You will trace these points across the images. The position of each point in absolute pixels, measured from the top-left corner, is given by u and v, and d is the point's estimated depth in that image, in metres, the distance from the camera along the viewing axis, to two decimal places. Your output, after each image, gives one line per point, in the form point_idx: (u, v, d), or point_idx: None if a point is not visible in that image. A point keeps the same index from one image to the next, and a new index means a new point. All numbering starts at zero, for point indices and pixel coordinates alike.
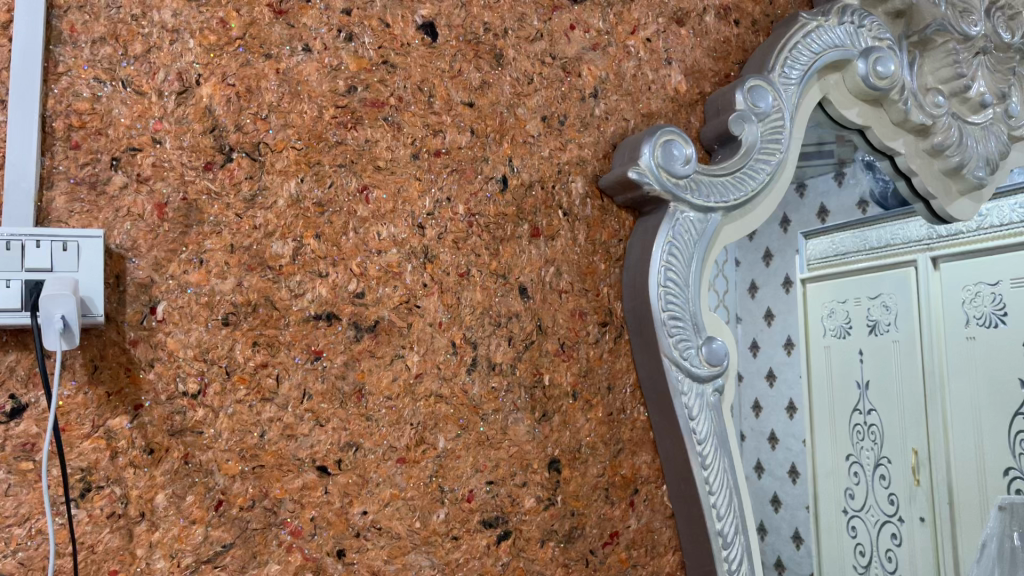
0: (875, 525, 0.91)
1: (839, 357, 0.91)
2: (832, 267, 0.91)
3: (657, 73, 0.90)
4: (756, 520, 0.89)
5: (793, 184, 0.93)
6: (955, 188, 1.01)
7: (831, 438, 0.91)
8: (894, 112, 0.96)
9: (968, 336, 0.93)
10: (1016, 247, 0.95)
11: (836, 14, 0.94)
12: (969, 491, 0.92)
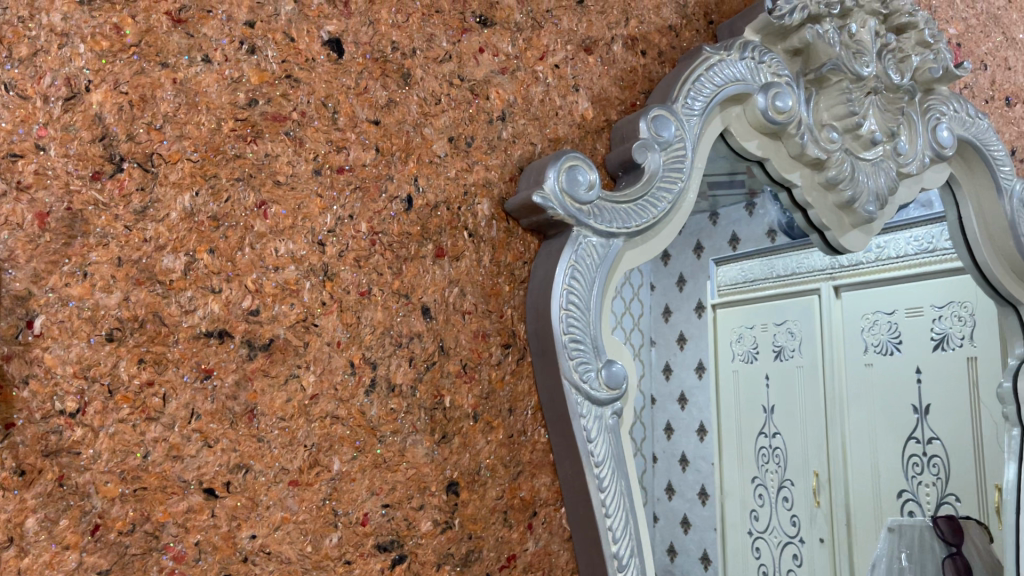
0: (778, 545, 0.97)
1: (746, 381, 0.97)
2: (741, 293, 0.97)
3: (564, 99, 0.91)
4: (666, 542, 0.89)
5: (706, 213, 0.95)
6: (847, 222, 1.05)
7: (739, 461, 0.95)
8: (792, 146, 0.99)
9: (865, 362, 1.06)
10: (909, 281, 1.09)
11: (738, 49, 0.97)
12: (864, 506, 1.04)
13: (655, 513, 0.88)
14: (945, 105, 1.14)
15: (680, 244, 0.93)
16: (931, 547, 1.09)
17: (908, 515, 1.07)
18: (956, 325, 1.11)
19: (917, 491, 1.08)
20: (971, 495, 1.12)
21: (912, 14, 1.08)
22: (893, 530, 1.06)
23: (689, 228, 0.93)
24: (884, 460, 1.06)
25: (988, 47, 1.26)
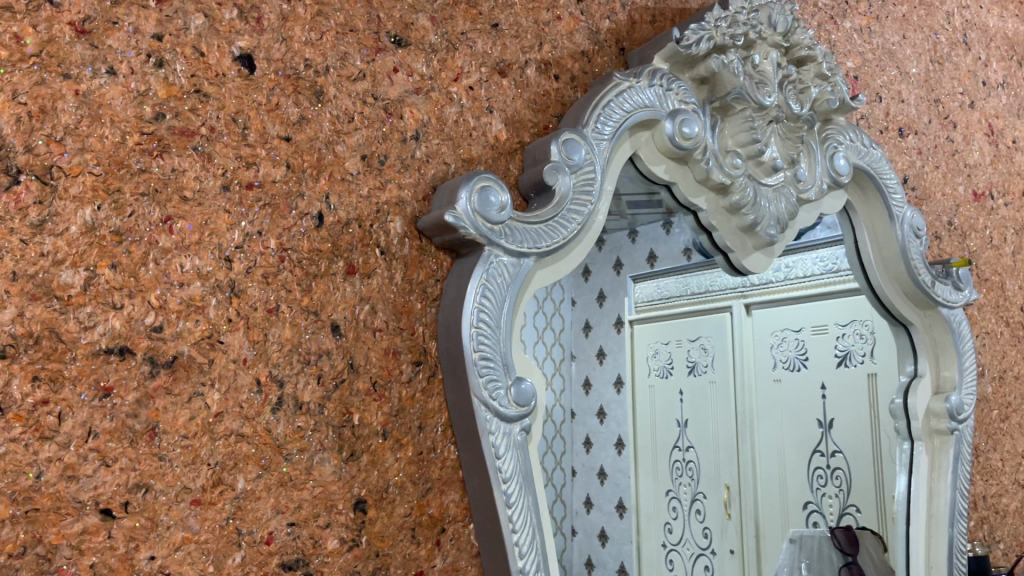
0: (690, 557, 0.99)
1: (661, 396, 0.99)
2: (657, 309, 1.00)
3: (478, 120, 0.93)
4: (583, 556, 0.91)
5: (625, 231, 0.99)
6: (750, 244, 1.08)
7: (654, 476, 0.97)
8: (698, 170, 1.03)
9: (775, 377, 1.10)
10: (812, 300, 1.14)
11: (647, 77, 1.00)
12: (772, 517, 1.07)
13: (573, 526, 0.90)
14: (842, 135, 1.20)
15: (600, 261, 0.96)
16: (829, 556, 1.12)
17: (812, 526, 1.11)
18: (857, 343, 1.18)
19: (821, 502, 1.12)
20: (871, 506, 1.17)
21: (811, 48, 1.14)
22: (795, 540, 1.09)
23: (609, 245, 0.97)
24: (791, 473, 1.10)
25: (883, 81, 1.33)
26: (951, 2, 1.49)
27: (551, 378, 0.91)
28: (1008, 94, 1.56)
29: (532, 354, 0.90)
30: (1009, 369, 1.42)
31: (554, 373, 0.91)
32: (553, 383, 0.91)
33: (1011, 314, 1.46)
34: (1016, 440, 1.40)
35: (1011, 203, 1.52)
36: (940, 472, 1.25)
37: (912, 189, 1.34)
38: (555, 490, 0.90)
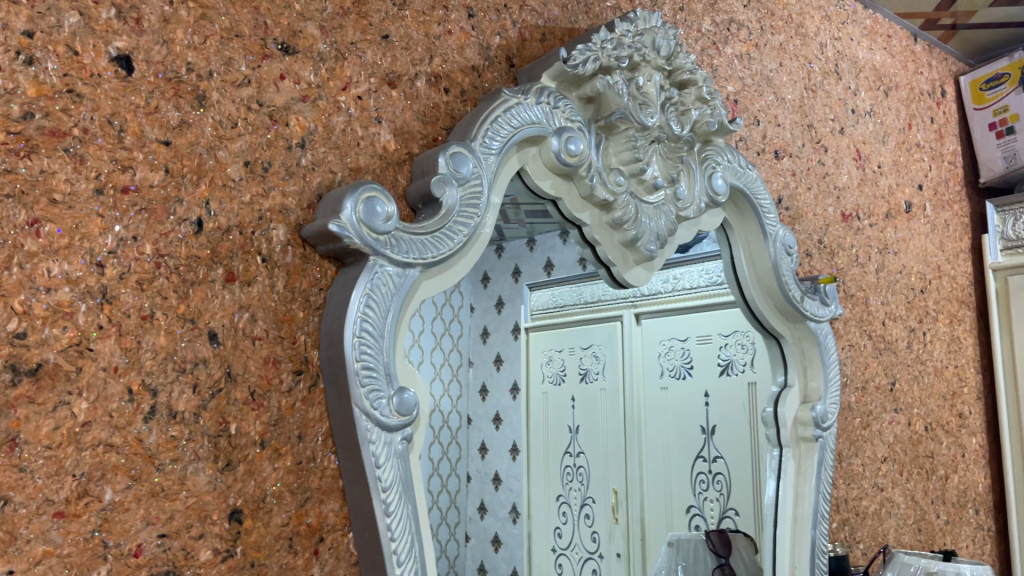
0: (579, 561, 1.02)
1: (553, 403, 1.02)
2: (552, 317, 1.03)
3: (366, 130, 0.93)
4: (476, 562, 0.92)
5: (525, 240, 1.03)
6: (632, 258, 1.12)
7: (545, 479, 1.00)
8: (583, 186, 1.07)
9: (662, 386, 1.13)
10: (698, 310, 1.20)
11: (534, 94, 1.03)
12: (656, 522, 1.11)
13: (466, 532, 0.92)
14: (720, 156, 1.26)
15: (499, 269, 0.99)
16: (703, 558, 1.17)
17: (694, 529, 1.15)
18: (740, 353, 1.26)
19: (702, 506, 1.17)
20: (747, 508, 1.23)
21: (692, 72, 1.19)
22: (673, 543, 1.13)
23: (509, 252, 1.00)
24: (675, 478, 1.14)
25: (761, 105, 1.41)
26: (825, 34, 1.59)
27: (448, 384, 0.93)
28: (874, 122, 1.67)
29: (429, 361, 0.92)
30: (871, 379, 1.52)
31: (450, 379, 0.93)
32: (449, 390, 0.93)
33: (874, 328, 1.56)
34: (876, 446, 1.50)
35: (875, 224, 1.62)
36: (805, 478, 1.32)
37: (786, 208, 1.42)
38: (448, 495, 0.91)
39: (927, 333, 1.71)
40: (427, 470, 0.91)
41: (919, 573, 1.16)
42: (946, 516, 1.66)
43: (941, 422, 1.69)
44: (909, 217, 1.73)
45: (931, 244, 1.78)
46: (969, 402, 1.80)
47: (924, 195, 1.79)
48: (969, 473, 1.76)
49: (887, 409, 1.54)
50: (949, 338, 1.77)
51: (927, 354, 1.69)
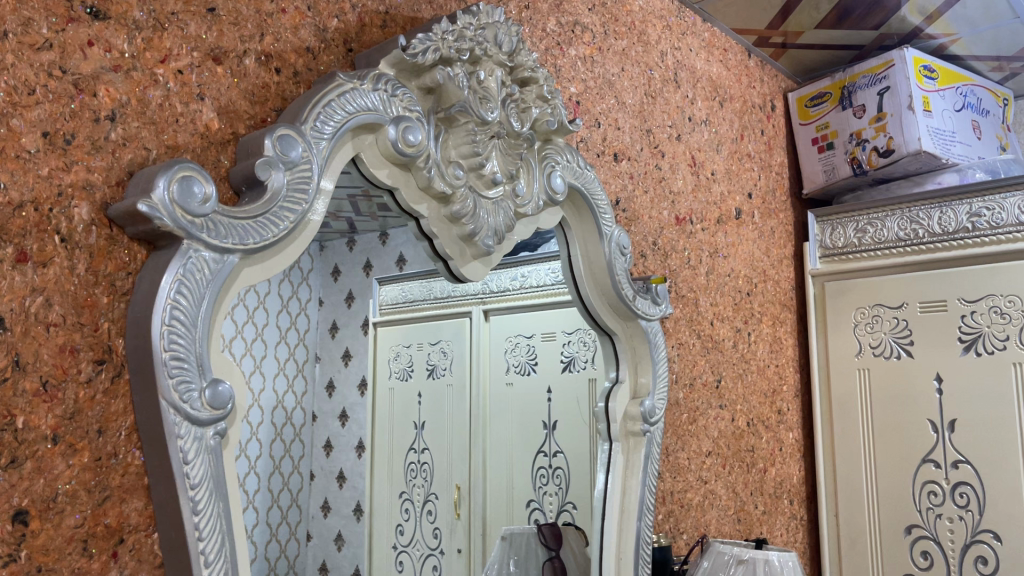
0: (420, 558, 1.01)
1: (400, 399, 1.00)
2: (402, 312, 1.03)
3: (186, 106, 0.88)
4: (318, 562, 0.89)
5: (377, 233, 1.02)
6: (469, 253, 1.12)
7: (388, 477, 0.98)
8: (421, 178, 1.05)
9: (507, 382, 1.15)
10: (545, 307, 1.24)
11: (371, 80, 1.00)
12: (497, 517, 1.12)
13: (308, 532, 0.89)
14: (559, 155, 1.27)
15: (350, 262, 0.97)
16: (535, 551, 1.17)
17: (534, 523, 1.17)
18: (581, 350, 1.31)
19: (542, 500, 1.19)
20: (585, 504, 1.27)
21: (533, 69, 1.20)
22: (505, 538, 1.13)
23: (360, 246, 0.99)
24: (517, 471, 1.15)
25: (601, 108, 1.44)
26: (666, 43, 1.65)
27: (292, 379, 0.90)
28: (709, 131, 1.75)
29: (274, 355, 0.90)
30: (698, 377, 1.59)
31: (296, 374, 0.90)
32: (294, 385, 0.90)
33: (703, 328, 1.63)
34: (701, 440, 1.57)
35: (707, 228, 1.70)
36: (632, 471, 1.35)
37: (623, 210, 1.46)
38: (289, 494, 0.89)
39: (751, 333, 1.80)
40: (267, 468, 0.88)
41: (732, 561, 1.22)
42: (763, 507, 1.76)
43: (761, 418, 1.79)
44: (738, 223, 1.82)
45: (758, 249, 1.89)
46: (787, 399, 1.92)
47: (753, 203, 1.89)
48: (785, 465, 1.87)
49: (712, 405, 1.62)
50: (771, 339, 1.88)
51: (750, 354, 1.78)
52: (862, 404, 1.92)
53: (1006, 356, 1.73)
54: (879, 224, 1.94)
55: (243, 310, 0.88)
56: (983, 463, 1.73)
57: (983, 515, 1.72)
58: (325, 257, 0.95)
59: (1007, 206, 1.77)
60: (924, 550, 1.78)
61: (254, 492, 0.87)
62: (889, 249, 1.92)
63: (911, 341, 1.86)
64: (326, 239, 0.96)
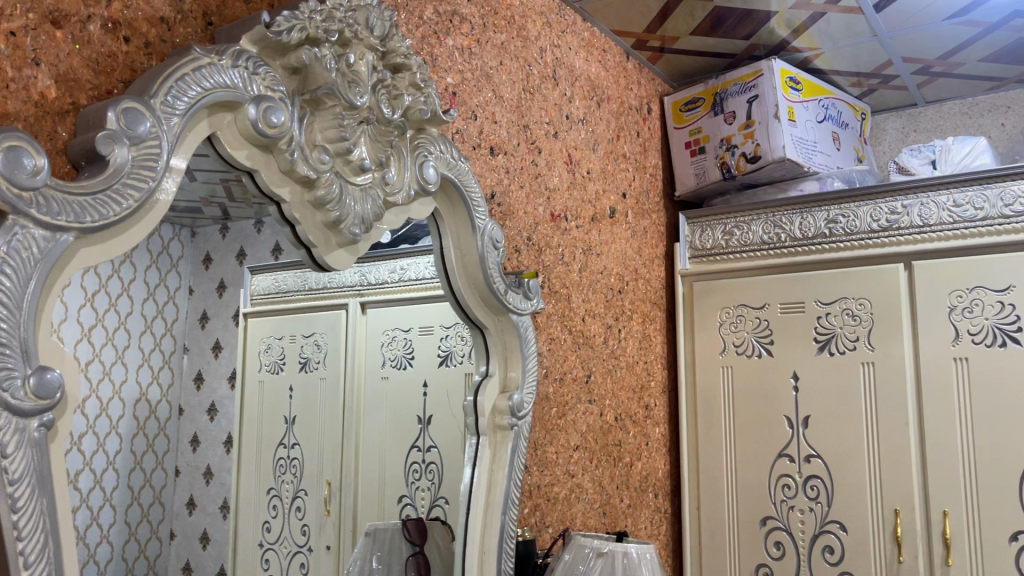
0: (287, 555, 0.99)
1: (270, 392, 0.99)
2: (273, 303, 1.01)
3: (18, 71, 0.82)
4: (183, 561, 0.89)
5: (252, 220, 1.00)
6: (334, 241, 1.09)
7: (255, 473, 0.97)
8: (282, 161, 1.01)
9: (383, 375, 1.14)
10: (422, 301, 1.24)
11: (230, 57, 0.95)
12: (368, 513, 1.10)
13: (171, 530, 0.86)
14: (432, 145, 1.25)
15: (222, 250, 0.94)
16: (398, 546, 1.15)
17: (404, 518, 1.16)
18: (458, 345, 1.31)
19: (414, 495, 1.18)
20: (456, 499, 1.26)
21: (406, 56, 1.18)
22: (369, 534, 1.10)
23: (233, 233, 0.97)
24: (389, 467, 1.13)
25: (478, 100, 1.43)
26: (545, 40, 1.65)
27: (158, 371, 0.87)
28: (586, 130, 1.77)
29: (138, 345, 0.86)
30: (568, 372, 1.61)
31: (161, 366, 0.88)
32: (160, 376, 0.87)
33: (574, 323, 1.65)
34: (569, 434, 1.59)
35: (581, 226, 1.72)
36: (498, 465, 1.35)
37: (498, 204, 1.46)
38: (152, 491, 0.85)
39: (621, 330, 1.84)
40: (127, 464, 0.84)
41: (591, 554, 1.23)
42: (629, 500, 1.80)
43: (628, 413, 1.83)
44: (612, 222, 1.85)
45: (630, 249, 1.92)
46: (654, 394, 1.97)
47: (627, 202, 1.93)
48: (651, 459, 1.92)
49: (581, 400, 1.64)
50: (640, 336, 1.93)
51: (620, 350, 1.82)
52: (724, 400, 1.98)
53: (856, 356, 1.84)
54: (745, 227, 2.01)
55: (106, 297, 0.84)
56: (832, 457, 1.83)
57: (831, 506, 1.81)
58: (196, 243, 0.92)
59: (860, 214, 1.87)
60: (778, 541, 1.86)
61: (111, 489, 0.83)
62: (754, 252, 1.99)
63: (772, 340, 1.94)
64: (198, 225, 0.93)
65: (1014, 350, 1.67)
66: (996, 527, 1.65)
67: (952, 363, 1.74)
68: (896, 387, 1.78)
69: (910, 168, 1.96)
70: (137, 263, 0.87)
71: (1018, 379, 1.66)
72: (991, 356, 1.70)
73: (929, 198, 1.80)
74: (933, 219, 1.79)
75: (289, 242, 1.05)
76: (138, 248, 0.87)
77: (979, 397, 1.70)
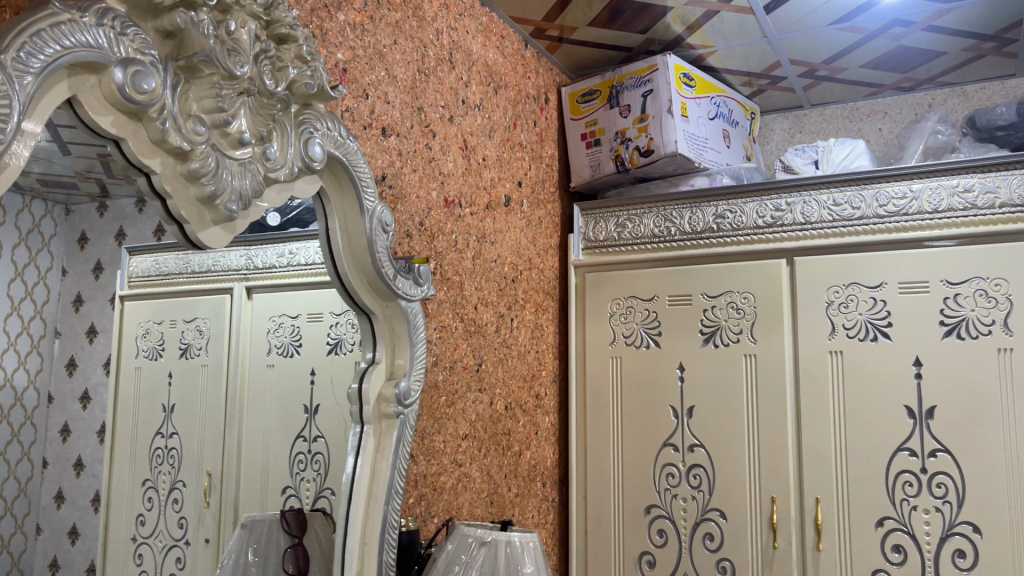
0: (161, 549, 0.94)
1: (147, 378, 0.93)
2: (153, 286, 0.96)
3: None
4: (49, 558, 0.83)
5: (134, 199, 0.96)
6: (209, 218, 1.03)
7: (129, 464, 0.91)
8: (153, 130, 0.95)
9: (269, 363, 1.10)
10: (311, 287, 1.20)
11: (94, 14, 0.88)
12: (250, 505, 1.06)
13: (37, 524, 0.81)
14: (319, 122, 1.21)
15: (99, 229, 0.89)
16: (276, 539, 1.10)
17: (288, 509, 1.12)
18: (349, 332, 1.28)
19: (299, 486, 1.14)
20: (342, 490, 1.23)
21: (292, 27, 1.13)
22: (245, 526, 1.05)
23: (112, 213, 0.92)
24: (274, 456, 1.09)
25: (370, 79, 1.39)
26: (442, 22, 1.62)
27: (26, 357, 0.80)
28: (482, 116, 1.75)
29: (4, 327, 0.78)
30: (459, 360, 1.59)
31: (30, 351, 0.81)
32: (28, 362, 0.80)
33: (466, 311, 1.63)
34: (458, 423, 1.57)
35: (475, 213, 1.70)
36: (383, 454, 1.31)
37: (389, 186, 1.42)
38: (17, 484, 0.79)
39: (513, 319, 1.83)
40: None
41: (475, 543, 1.22)
42: (516, 489, 1.79)
43: (518, 401, 1.82)
44: (506, 210, 1.84)
45: (524, 238, 1.92)
46: (545, 383, 1.98)
47: (522, 191, 1.92)
48: (540, 448, 1.92)
49: (471, 388, 1.63)
50: (532, 325, 1.92)
51: (512, 339, 1.81)
52: (613, 390, 2.01)
53: (739, 348, 1.89)
54: (637, 221, 2.04)
55: None
56: (714, 447, 1.88)
57: (712, 495, 1.86)
58: (71, 223, 0.85)
59: (747, 210, 1.92)
60: (660, 529, 1.90)
61: None
62: (646, 244, 2.02)
63: (660, 332, 1.97)
64: (73, 202, 0.86)
65: (884, 344, 1.75)
66: (864, 513, 1.73)
67: (827, 356, 1.80)
68: (775, 379, 1.84)
69: (794, 166, 2.03)
70: (4, 241, 0.80)
71: (887, 372, 1.74)
72: (863, 349, 1.77)
73: (811, 196, 1.86)
74: (814, 217, 1.85)
75: (165, 218, 0.99)
76: (4, 225, 0.80)
77: (851, 389, 1.77)
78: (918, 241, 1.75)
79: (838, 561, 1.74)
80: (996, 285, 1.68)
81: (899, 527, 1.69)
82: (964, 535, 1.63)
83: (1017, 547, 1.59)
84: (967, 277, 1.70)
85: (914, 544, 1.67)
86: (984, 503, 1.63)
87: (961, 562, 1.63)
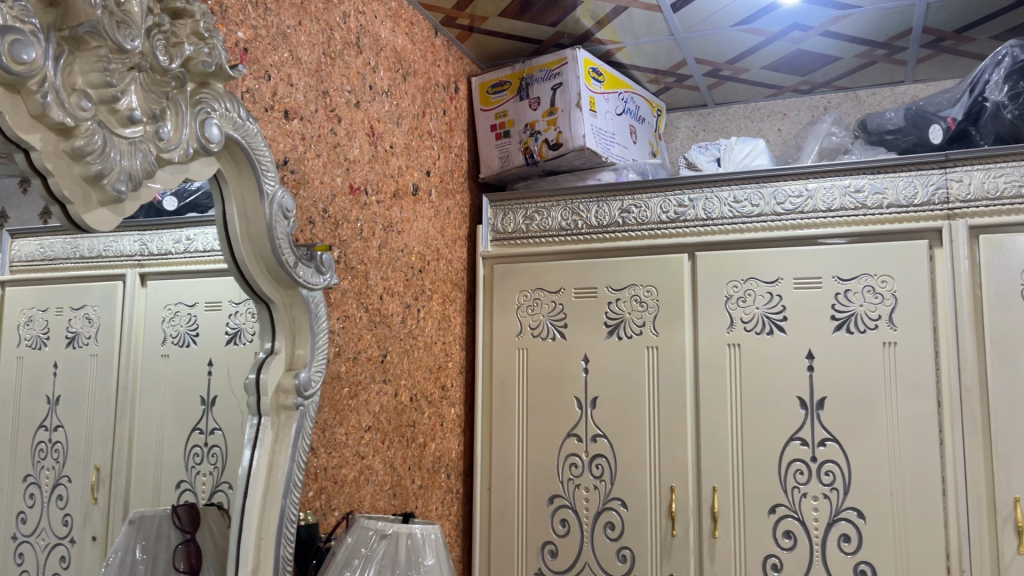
0: (44, 549, 0.89)
1: (28, 369, 0.89)
2: (39, 270, 0.91)
3: None
4: None
5: (16, 179, 0.89)
6: (95, 199, 0.97)
7: (10, 457, 0.85)
8: (32, 104, 0.89)
9: (162, 353, 1.06)
10: (207, 275, 1.16)
11: None
12: (141, 500, 1.01)
13: None
14: (216, 102, 1.16)
15: None
16: (167, 535, 1.06)
17: (181, 504, 1.08)
18: (248, 321, 1.24)
19: (194, 481, 1.10)
20: (239, 483, 1.19)
21: (187, 2, 1.08)
22: (134, 522, 1.00)
23: None
24: (167, 449, 1.04)
25: (273, 60, 1.35)
26: (350, 5, 1.58)
27: None
28: (390, 102, 1.72)
29: None
30: (362, 351, 1.56)
31: None
32: None
33: (371, 301, 1.60)
34: (361, 415, 1.55)
35: (382, 201, 1.67)
36: (281, 446, 1.27)
37: (291, 171, 1.38)
38: None
39: (420, 310, 1.81)
40: None
41: (375, 536, 1.20)
42: (420, 481, 1.78)
43: (423, 393, 1.81)
44: (414, 199, 1.82)
45: (432, 228, 1.90)
46: (451, 375, 1.97)
47: (431, 180, 1.90)
48: (444, 440, 1.91)
49: (375, 380, 1.60)
50: (439, 316, 1.91)
51: (417, 330, 1.79)
52: (518, 381, 2.02)
53: (642, 339, 1.92)
54: (545, 214, 2.05)
55: None
56: (617, 437, 1.91)
57: (613, 484, 1.89)
58: None
59: (652, 206, 1.96)
60: (563, 519, 1.92)
61: None
62: (554, 237, 2.03)
63: (565, 323, 1.99)
64: None
65: (779, 337, 1.82)
66: (758, 500, 1.78)
67: (726, 349, 1.85)
68: (676, 371, 1.88)
69: (698, 164, 2.07)
70: None
71: (782, 364, 1.81)
72: (759, 342, 1.83)
73: (712, 193, 1.91)
74: (716, 214, 1.90)
75: (48, 200, 0.93)
76: None
77: (748, 381, 1.83)
78: (813, 237, 1.82)
79: (732, 547, 1.79)
80: (883, 281, 1.75)
81: (790, 514, 1.75)
82: (849, 520, 1.71)
83: (897, 531, 1.67)
84: (857, 273, 1.77)
85: (803, 530, 1.74)
86: (868, 489, 1.70)
87: (846, 546, 1.70)
